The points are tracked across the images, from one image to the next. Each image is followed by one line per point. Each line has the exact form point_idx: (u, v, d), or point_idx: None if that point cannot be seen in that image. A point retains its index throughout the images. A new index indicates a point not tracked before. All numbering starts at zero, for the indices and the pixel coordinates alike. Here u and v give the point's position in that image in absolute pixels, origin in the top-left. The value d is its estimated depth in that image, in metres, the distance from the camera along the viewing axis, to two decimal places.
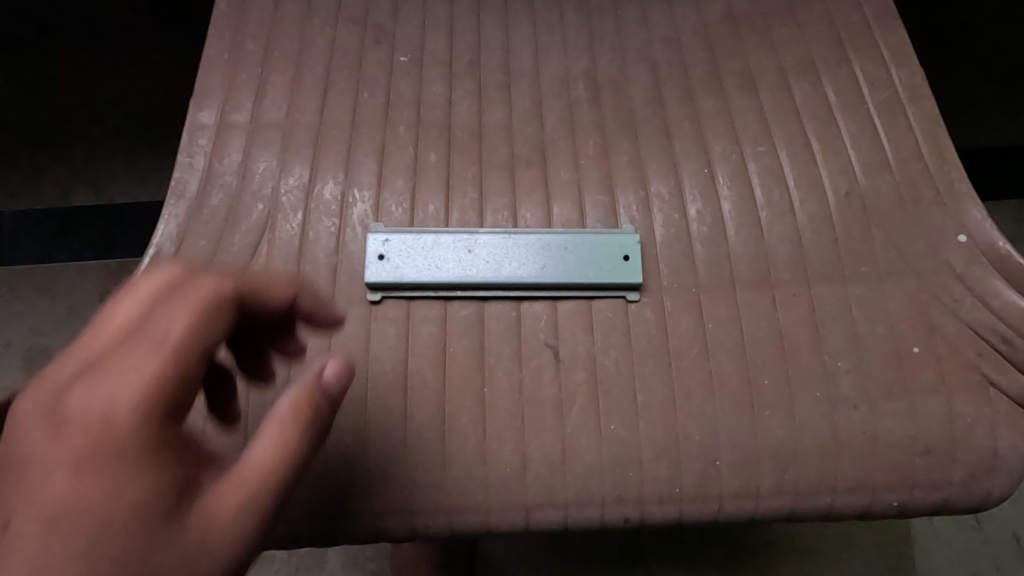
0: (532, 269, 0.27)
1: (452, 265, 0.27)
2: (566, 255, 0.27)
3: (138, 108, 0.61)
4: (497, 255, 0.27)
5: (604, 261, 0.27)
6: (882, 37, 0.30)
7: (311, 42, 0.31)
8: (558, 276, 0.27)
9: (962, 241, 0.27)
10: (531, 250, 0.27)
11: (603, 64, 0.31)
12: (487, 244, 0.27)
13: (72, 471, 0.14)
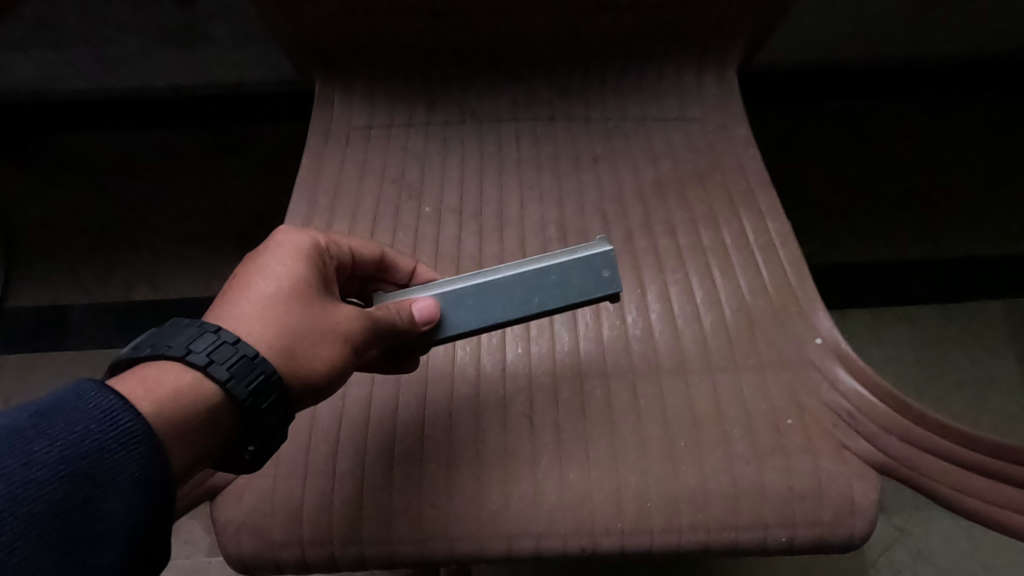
0: (527, 302, 0.36)
1: (469, 314, 0.36)
2: (546, 284, 0.36)
3: (205, 227, 0.76)
4: (490, 298, 0.36)
5: (586, 280, 0.36)
6: (762, 198, 0.43)
7: (363, 196, 0.44)
8: (547, 303, 0.36)
9: (819, 342, 0.38)
10: (520, 288, 0.36)
11: (568, 213, 0.44)
12: (487, 291, 0.36)
13: (281, 314, 0.29)
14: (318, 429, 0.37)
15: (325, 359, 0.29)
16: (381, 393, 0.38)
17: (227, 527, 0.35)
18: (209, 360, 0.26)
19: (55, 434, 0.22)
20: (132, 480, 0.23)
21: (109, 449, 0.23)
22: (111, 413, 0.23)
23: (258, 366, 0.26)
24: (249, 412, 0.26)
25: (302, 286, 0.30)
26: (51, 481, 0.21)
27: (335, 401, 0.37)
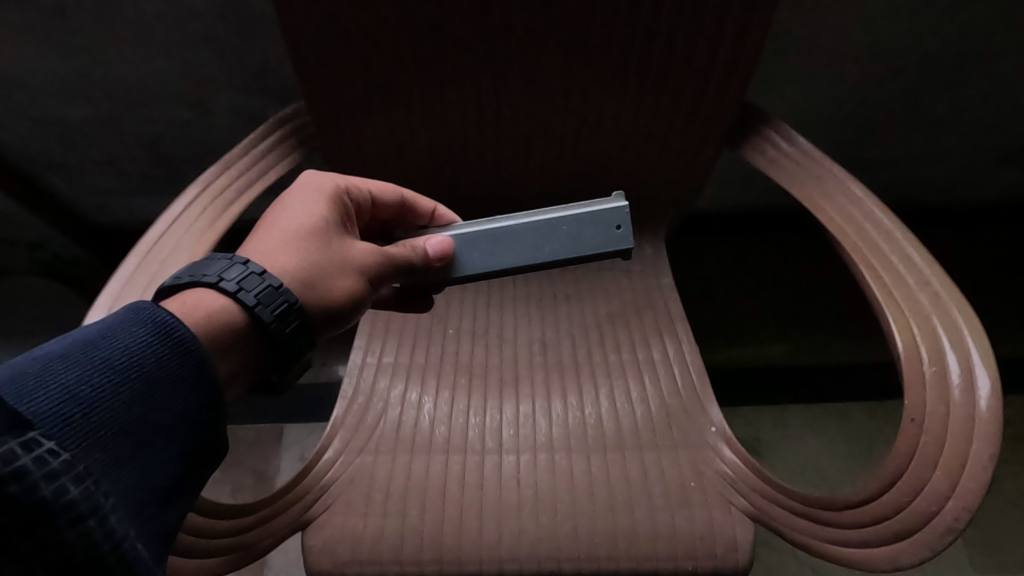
0: (537, 254, 0.51)
1: (494, 258, 0.51)
2: (550, 240, 0.51)
3: None
4: (508, 247, 0.51)
5: (585, 237, 0.51)
6: (680, 327, 0.63)
7: (407, 322, 0.65)
8: (550, 257, 0.51)
9: (713, 430, 0.57)
10: (531, 242, 0.51)
11: (547, 335, 0.64)
12: (508, 241, 0.52)
13: (304, 248, 0.43)
14: (373, 482, 0.54)
15: (344, 288, 0.44)
16: (416, 459, 0.56)
17: (309, 549, 0.51)
18: (240, 289, 0.38)
19: (119, 347, 0.33)
20: (175, 370, 0.35)
21: (165, 353, 0.35)
22: (163, 327, 0.35)
23: (281, 294, 0.39)
24: (270, 330, 0.39)
25: (318, 227, 0.44)
26: (124, 373, 0.33)
27: (385, 464, 0.55)
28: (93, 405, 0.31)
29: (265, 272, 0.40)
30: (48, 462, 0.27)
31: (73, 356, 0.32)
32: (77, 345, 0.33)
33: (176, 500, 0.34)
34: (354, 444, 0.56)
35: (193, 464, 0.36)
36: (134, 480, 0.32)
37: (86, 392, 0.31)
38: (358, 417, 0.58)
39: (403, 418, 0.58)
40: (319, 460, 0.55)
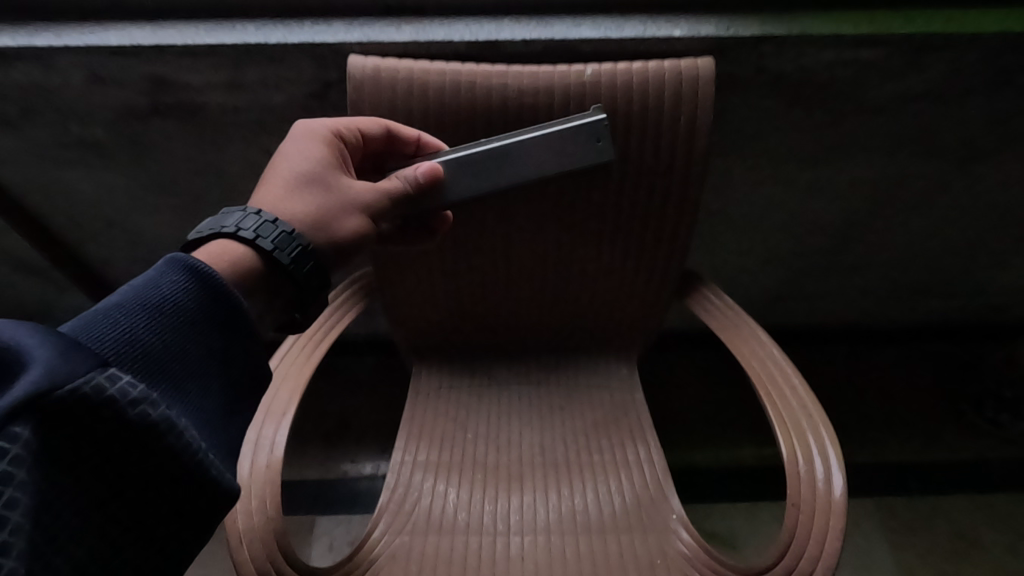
0: (529, 166, 0.63)
1: (492, 177, 0.62)
2: (539, 152, 0.62)
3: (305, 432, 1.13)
4: (501, 163, 0.62)
5: (571, 143, 0.63)
6: (650, 435, 0.81)
7: (436, 426, 0.82)
8: (541, 168, 0.63)
9: (675, 518, 0.73)
10: (523, 157, 0.62)
11: (545, 439, 0.82)
12: (501, 159, 0.62)
13: (307, 193, 0.52)
14: (409, 557, 0.69)
15: (352, 226, 0.53)
16: (443, 540, 0.71)
17: None
18: (258, 238, 0.46)
19: (171, 296, 0.40)
20: (218, 309, 0.41)
21: (201, 296, 0.41)
22: (199, 273, 0.41)
23: (293, 237, 0.48)
24: (287, 269, 0.46)
25: (317, 173, 0.53)
26: (176, 314, 0.39)
27: (419, 543, 0.71)
28: (148, 343, 0.37)
29: (276, 221, 0.48)
30: (127, 391, 0.34)
31: (127, 300, 0.38)
32: (128, 294, 0.38)
33: (232, 424, 0.42)
34: (395, 527, 0.72)
35: (238, 391, 0.43)
36: (191, 401, 0.39)
37: (144, 332, 0.37)
38: (399, 504, 0.75)
39: (433, 506, 0.74)
40: (368, 539, 0.71)
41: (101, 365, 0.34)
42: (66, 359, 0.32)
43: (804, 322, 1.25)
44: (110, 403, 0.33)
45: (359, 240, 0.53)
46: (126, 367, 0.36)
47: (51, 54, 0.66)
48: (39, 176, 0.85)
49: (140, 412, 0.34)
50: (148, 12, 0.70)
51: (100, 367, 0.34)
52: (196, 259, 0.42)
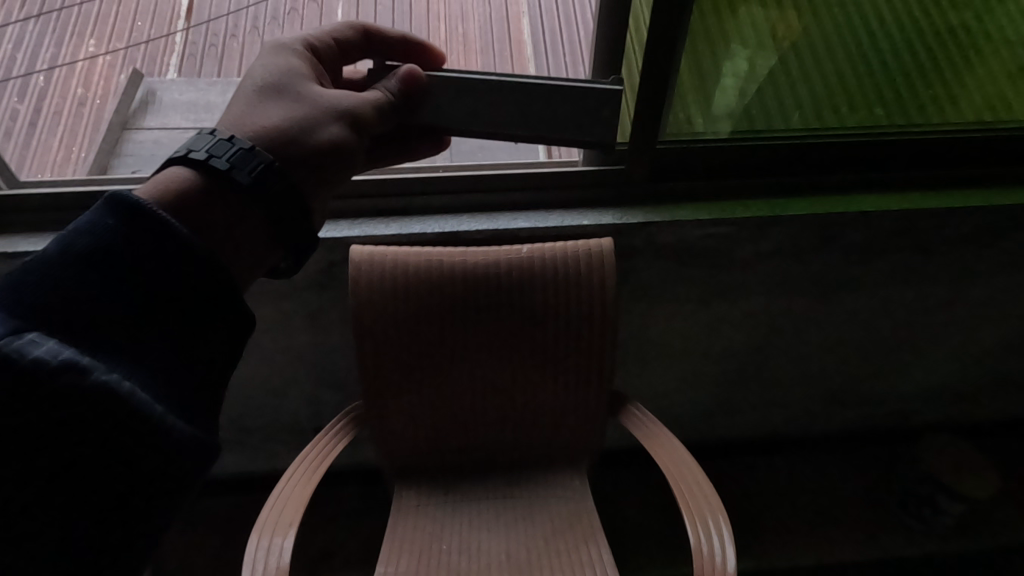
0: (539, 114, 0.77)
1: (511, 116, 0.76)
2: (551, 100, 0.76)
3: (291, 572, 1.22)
4: (516, 101, 0.75)
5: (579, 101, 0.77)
6: (599, 539, 0.94)
7: (417, 539, 0.95)
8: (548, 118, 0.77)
9: None
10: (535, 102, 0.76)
11: (510, 547, 0.94)
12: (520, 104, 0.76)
13: (277, 112, 0.62)
14: None
15: (326, 138, 0.62)
16: None
17: None
18: (217, 160, 0.54)
19: (96, 246, 0.45)
20: (143, 247, 0.46)
21: (129, 237, 0.46)
22: (133, 221, 0.46)
23: (251, 156, 0.55)
24: (244, 186, 0.54)
25: (288, 91, 0.63)
26: (100, 261, 0.45)
27: None
28: (71, 289, 0.44)
29: (231, 141, 0.56)
30: (34, 354, 0.39)
31: (62, 252, 0.45)
32: (64, 243, 0.45)
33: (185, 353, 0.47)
34: None
35: (199, 313, 0.48)
36: (121, 338, 0.44)
37: (72, 284, 0.44)
38: None
39: None
40: None
41: (15, 331, 0.40)
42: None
43: (744, 435, 1.41)
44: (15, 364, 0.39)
45: (339, 140, 0.63)
46: (47, 323, 0.42)
47: None
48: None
49: (42, 371, 0.39)
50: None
51: (12, 334, 0.40)
52: (131, 203, 0.47)
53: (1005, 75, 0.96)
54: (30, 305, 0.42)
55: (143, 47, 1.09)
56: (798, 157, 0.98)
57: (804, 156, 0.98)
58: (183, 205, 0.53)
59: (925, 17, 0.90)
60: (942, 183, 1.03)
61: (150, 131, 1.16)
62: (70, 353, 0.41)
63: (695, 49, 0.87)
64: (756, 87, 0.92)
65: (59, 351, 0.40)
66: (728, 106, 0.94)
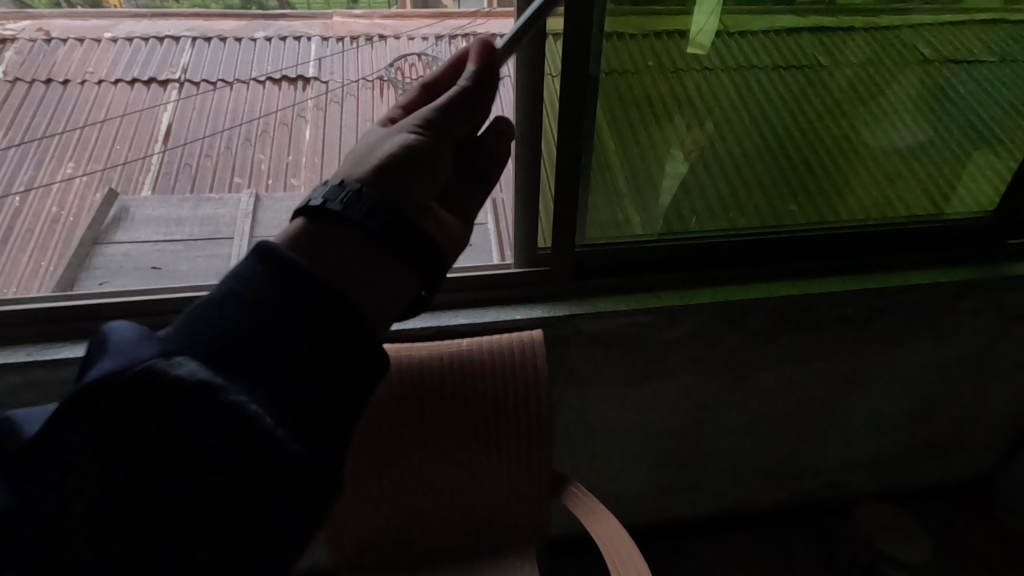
0: None
1: None
2: None
3: None
4: None
5: None
6: None
7: None
8: None
9: None
10: None
11: None
12: None
13: (366, 154, 0.68)
14: None
15: (402, 162, 0.66)
16: None
17: None
18: (325, 199, 0.59)
19: (245, 285, 0.52)
20: (278, 285, 0.52)
21: (270, 280, 0.52)
22: (278, 258, 0.53)
23: (347, 190, 0.60)
24: (340, 213, 0.58)
25: (377, 139, 0.70)
26: (245, 296, 0.51)
27: None
28: (220, 322, 0.50)
29: (331, 184, 0.60)
30: (176, 372, 0.45)
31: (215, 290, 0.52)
32: (225, 286, 0.52)
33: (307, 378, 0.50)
34: None
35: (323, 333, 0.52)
36: (247, 362, 0.48)
37: (221, 314, 0.50)
38: None
39: None
40: None
41: (164, 353, 0.46)
42: (142, 352, 0.46)
43: (706, 508, 1.51)
44: (161, 378, 0.44)
45: (415, 157, 0.67)
46: (188, 348, 0.48)
47: None
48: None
49: (182, 388, 0.45)
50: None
51: (161, 355, 0.46)
52: (274, 244, 0.54)
53: (876, 180, 1.24)
54: (183, 334, 0.48)
55: (121, 168, 1.31)
56: (723, 252, 1.18)
57: (708, 253, 1.18)
58: (303, 243, 0.57)
59: (820, 117, 1.16)
60: (846, 267, 1.24)
61: (121, 245, 1.26)
62: (206, 374, 0.46)
63: (628, 166, 1.10)
64: (682, 192, 1.15)
65: (198, 371, 0.46)
66: (660, 209, 1.15)
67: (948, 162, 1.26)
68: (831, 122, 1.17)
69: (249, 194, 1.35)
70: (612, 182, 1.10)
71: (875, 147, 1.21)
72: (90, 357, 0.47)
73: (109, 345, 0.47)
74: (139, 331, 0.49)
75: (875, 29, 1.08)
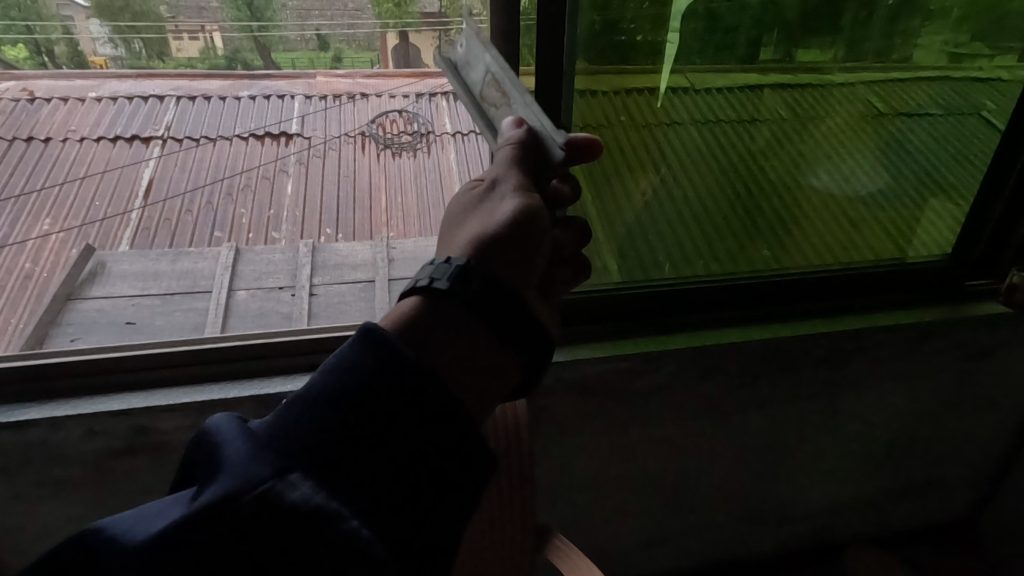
0: None
1: None
2: None
3: None
4: None
5: None
6: None
7: None
8: None
9: None
10: None
11: None
12: None
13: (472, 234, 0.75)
14: None
15: (505, 250, 0.74)
16: None
17: None
18: (432, 279, 0.67)
19: (344, 385, 0.59)
20: (373, 386, 0.59)
21: (361, 382, 0.59)
22: (377, 354, 0.61)
23: (448, 267, 0.68)
24: (446, 292, 0.67)
25: (483, 218, 0.76)
26: (343, 396, 0.59)
27: None
28: (318, 425, 0.58)
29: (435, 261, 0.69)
30: (291, 494, 0.52)
31: (318, 388, 0.60)
32: (321, 382, 0.60)
33: (407, 451, 0.60)
34: None
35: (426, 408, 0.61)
36: (335, 470, 0.56)
37: (323, 414, 0.58)
38: None
39: None
40: None
41: (279, 473, 0.54)
42: (259, 475, 0.53)
43: (695, 560, 1.49)
44: (279, 505, 0.52)
45: (515, 242, 0.74)
46: (300, 462, 0.55)
47: (65, 420, 1.01)
48: (43, 513, 1.11)
49: (296, 512, 0.52)
50: (158, 380, 1.08)
51: (277, 476, 0.53)
52: (377, 330, 0.62)
53: (840, 226, 1.30)
54: (289, 447, 0.56)
55: (99, 225, 1.31)
56: (700, 298, 1.21)
57: (685, 299, 1.21)
58: (416, 318, 0.66)
59: (787, 168, 1.23)
60: (820, 310, 1.27)
61: (95, 300, 1.23)
62: (317, 498, 0.53)
63: (606, 216, 1.15)
64: (656, 239, 1.19)
65: (309, 495, 0.53)
66: (635, 256, 1.19)
67: (907, 208, 1.32)
68: (796, 171, 1.23)
69: (228, 247, 1.36)
70: (591, 233, 1.15)
71: (839, 195, 1.28)
72: (215, 468, 0.55)
73: (229, 463, 0.55)
74: (253, 444, 0.56)
75: (828, 85, 1.17)
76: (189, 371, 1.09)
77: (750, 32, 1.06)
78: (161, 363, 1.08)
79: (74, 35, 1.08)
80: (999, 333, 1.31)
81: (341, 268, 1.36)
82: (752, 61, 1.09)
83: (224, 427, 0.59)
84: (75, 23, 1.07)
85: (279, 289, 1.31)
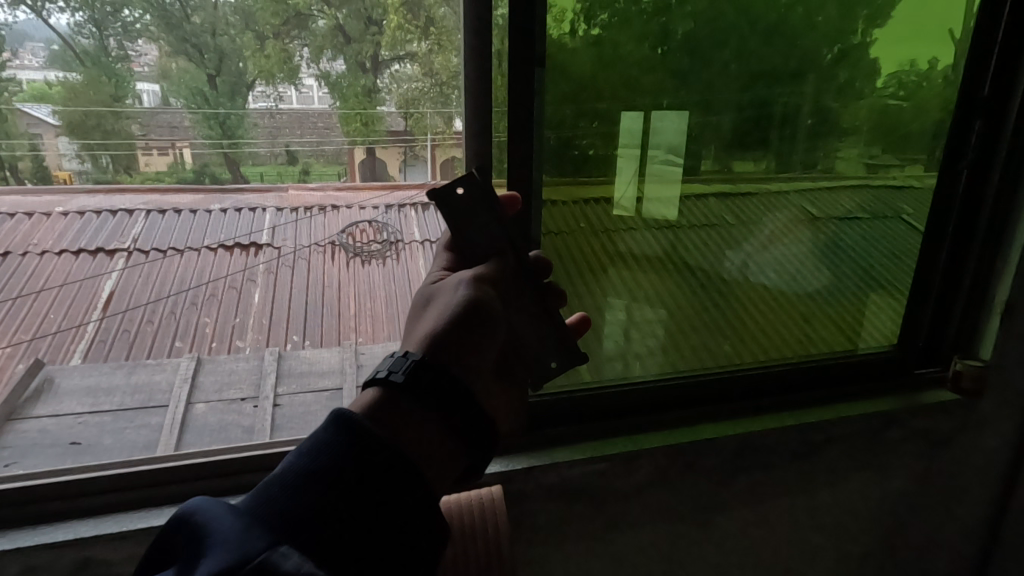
0: None
1: None
2: None
3: None
4: None
5: None
6: None
7: None
8: None
9: None
10: None
11: None
12: None
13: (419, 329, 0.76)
14: None
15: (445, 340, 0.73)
16: None
17: None
18: (384, 372, 0.68)
19: (325, 458, 0.58)
20: (351, 456, 0.59)
21: (348, 449, 0.59)
22: (355, 428, 0.60)
23: (402, 359, 0.69)
24: (403, 382, 0.67)
25: (431, 314, 0.78)
26: (325, 469, 0.58)
27: None
28: (308, 497, 0.56)
29: (390, 358, 0.70)
30: (286, 563, 0.50)
31: (298, 465, 0.58)
32: (300, 456, 0.59)
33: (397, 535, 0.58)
34: None
35: (397, 479, 0.60)
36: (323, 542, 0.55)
37: (308, 487, 0.57)
38: None
39: None
40: None
41: (272, 545, 0.52)
42: (252, 549, 0.51)
43: None
44: (272, 574, 0.49)
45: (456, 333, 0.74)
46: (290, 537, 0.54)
47: None
48: None
49: None
50: (105, 506, 1.01)
51: (271, 548, 0.52)
52: (348, 411, 0.62)
53: (794, 322, 1.39)
54: (280, 520, 0.55)
55: (51, 338, 1.27)
56: (670, 393, 1.25)
57: (655, 396, 1.24)
58: (374, 415, 0.65)
59: (740, 270, 1.32)
60: (786, 403, 1.32)
61: (38, 420, 1.16)
62: (310, 567, 0.51)
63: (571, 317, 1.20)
64: (622, 337, 1.24)
65: (302, 564, 0.51)
66: (602, 354, 1.23)
67: (853, 303, 1.42)
68: (749, 270, 1.33)
69: (190, 358, 1.33)
70: None
71: (791, 294, 1.37)
72: (202, 547, 0.53)
73: (219, 538, 0.52)
74: (239, 519, 0.54)
75: (766, 193, 1.30)
76: (137, 494, 1.02)
77: (690, 147, 1.19)
78: (111, 485, 1.01)
79: (41, 152, 1.12)
80: (953, 420, 1.37)
81: (308, 375, 1.34)
82: (694, 171, 1.22)
83: (206, 507, 0.57)
84: (44, 141, 1.11)
85: (242, 400, 1.26)
